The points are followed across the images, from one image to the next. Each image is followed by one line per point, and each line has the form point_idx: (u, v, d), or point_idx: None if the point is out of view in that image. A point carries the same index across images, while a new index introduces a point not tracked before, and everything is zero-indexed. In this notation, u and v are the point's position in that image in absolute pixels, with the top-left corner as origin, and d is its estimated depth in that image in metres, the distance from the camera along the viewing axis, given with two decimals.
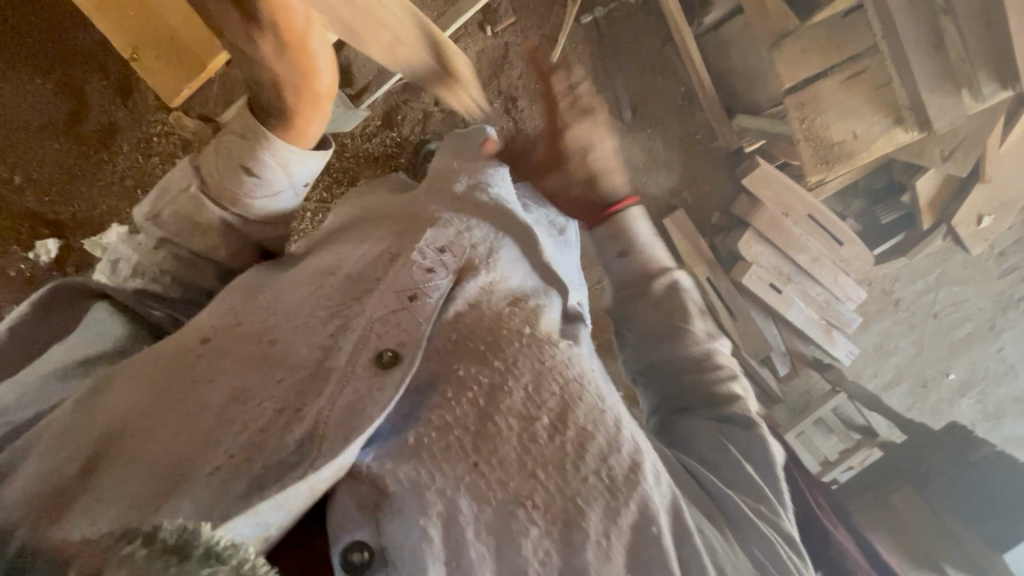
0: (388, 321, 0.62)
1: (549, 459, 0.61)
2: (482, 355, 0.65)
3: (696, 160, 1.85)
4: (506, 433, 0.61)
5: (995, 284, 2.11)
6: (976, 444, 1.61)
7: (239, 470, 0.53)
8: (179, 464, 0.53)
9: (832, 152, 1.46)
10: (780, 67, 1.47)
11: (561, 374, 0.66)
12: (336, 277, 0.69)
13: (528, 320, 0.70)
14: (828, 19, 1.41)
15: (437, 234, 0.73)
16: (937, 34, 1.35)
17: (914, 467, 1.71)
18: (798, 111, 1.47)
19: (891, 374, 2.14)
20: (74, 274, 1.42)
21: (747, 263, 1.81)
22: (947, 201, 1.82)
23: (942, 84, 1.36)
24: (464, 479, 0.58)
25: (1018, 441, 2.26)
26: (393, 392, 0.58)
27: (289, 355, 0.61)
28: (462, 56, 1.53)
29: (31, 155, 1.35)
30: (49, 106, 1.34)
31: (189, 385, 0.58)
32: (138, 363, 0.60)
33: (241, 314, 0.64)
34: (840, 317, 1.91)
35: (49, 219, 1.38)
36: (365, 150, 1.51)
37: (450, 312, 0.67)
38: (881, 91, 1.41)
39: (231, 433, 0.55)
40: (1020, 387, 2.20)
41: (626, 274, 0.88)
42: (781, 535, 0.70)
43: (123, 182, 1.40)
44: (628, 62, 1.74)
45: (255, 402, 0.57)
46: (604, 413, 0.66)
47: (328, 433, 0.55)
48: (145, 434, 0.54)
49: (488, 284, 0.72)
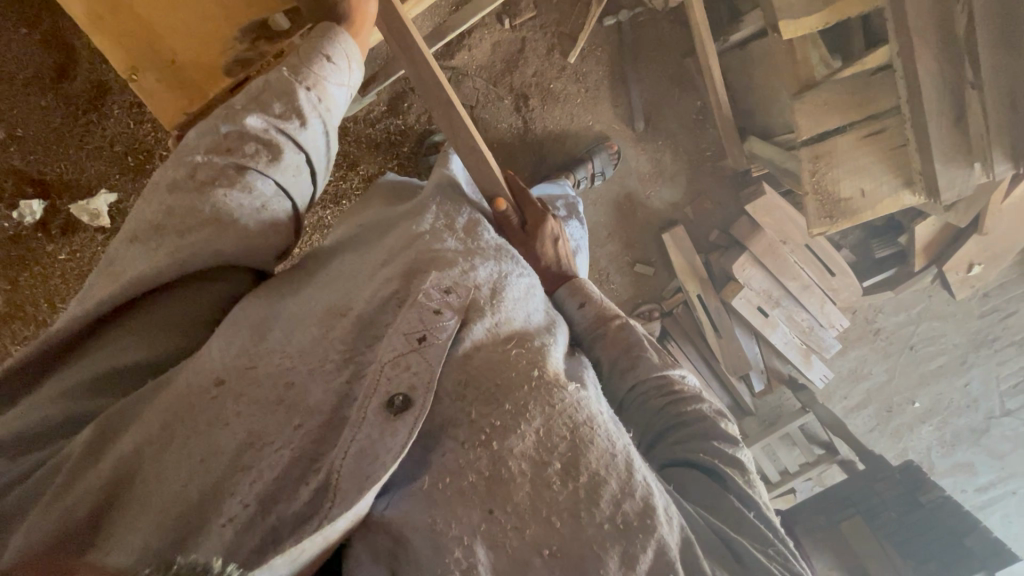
0: (398, 364, 0.65)
1: (563, 505, 0.63)
2: (491, 396, 0.67)
3: (702, 176, 1.88)
4: (515, 475, 0.64)
5: (973, 323, 2.17)
6: (926, 488, 1.85)
7: (253, 519, 0.57)
8: (189, 514, 0.56)
9: (838, 208, 1.53)
10: (799, 117, 1.49)
11: (570, 419, 0.68)
12: (347, 317, 0.70)
13: (534, 364, 0.71)
14: (857, 77, 1.44)
15: (441, 277, 0.74)
16: (959, 103, 1.30)
17: (866, 500, 1.89)
18: (811, 163, 1.52)
19: (860, 397, 2.25)
20: (60, 237, 1.39)
21: (739, 286, 1.85)
22: (943, 246, 1.85)
23: (955, 157, 1.35)
24: (478, 526, 0.61)
25: (966, 467, 2.39)
26: (405, 438, 0.61)
27: (304, 400, 0.64)
28: (478, 47, 1.54)
29: (15, 110, 1.29)
30: (35, 58, 1.27)
31: (204, 426, 0.61)
32: (157, 399, 0.63)
33: (256, 358, 0.65)
34: (819, 342, 1.95)
35: (35, 177, 1.34)
36: (367, 136, 1.51)
37: (459, 354, 0.69)
38: (896, 153, 1.45)
39: (246, 481, 0.58)
40: (977, 419, 2.31)
41: (589, 321, 0.93)
42: (781, 570, 0.72)
43: (114, 148, 1.37)
44: (647, 71, 1.74)
45: (271, 448, 0.60)
46: (616, 457, 0.67)
47: (341, 484, 0.59)
48: (158, 478, 0.58)
49: (494, 327, 0.73)
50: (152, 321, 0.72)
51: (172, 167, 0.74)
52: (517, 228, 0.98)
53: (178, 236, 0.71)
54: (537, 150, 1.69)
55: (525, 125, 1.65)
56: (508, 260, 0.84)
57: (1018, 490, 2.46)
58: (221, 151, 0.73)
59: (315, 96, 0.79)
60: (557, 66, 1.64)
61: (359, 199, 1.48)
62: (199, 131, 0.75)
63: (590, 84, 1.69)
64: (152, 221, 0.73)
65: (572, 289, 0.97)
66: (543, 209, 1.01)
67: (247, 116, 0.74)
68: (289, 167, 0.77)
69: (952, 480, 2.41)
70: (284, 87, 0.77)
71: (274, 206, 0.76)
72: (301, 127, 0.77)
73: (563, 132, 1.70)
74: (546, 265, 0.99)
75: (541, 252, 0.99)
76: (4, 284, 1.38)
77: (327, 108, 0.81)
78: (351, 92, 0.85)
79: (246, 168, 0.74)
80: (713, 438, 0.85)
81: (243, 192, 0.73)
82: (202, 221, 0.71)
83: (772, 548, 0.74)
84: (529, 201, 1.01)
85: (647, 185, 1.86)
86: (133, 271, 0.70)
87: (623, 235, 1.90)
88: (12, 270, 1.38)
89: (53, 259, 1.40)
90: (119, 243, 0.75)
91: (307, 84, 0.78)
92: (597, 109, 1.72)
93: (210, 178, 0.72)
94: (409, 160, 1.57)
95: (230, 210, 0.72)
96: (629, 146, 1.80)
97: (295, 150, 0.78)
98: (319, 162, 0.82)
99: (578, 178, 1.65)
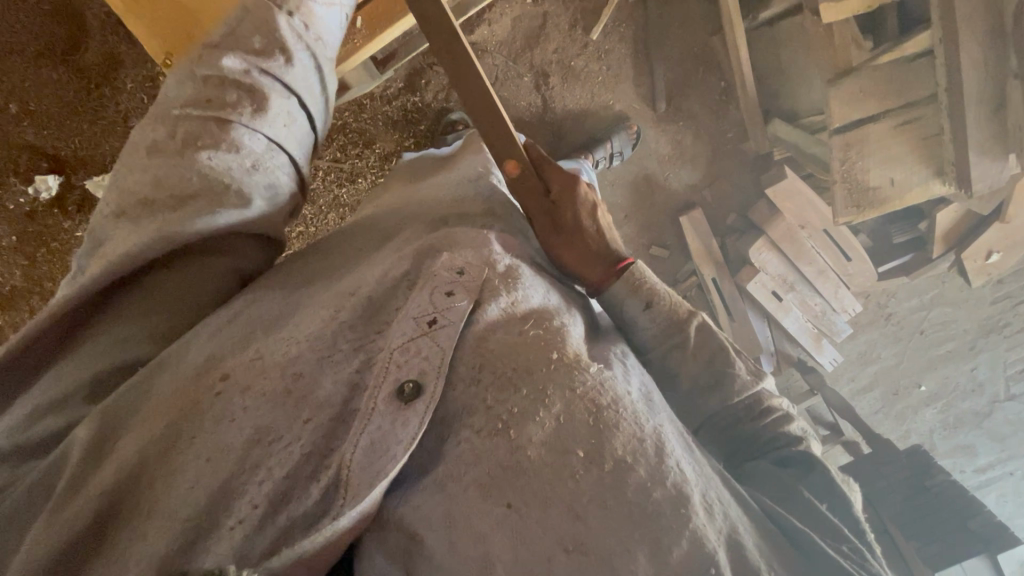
0: (407, 350, 0.64)
1: (589, 494, 0.60)
2: (507, 380, 0.65)
3: (720, 158, 1.91)
4: (534, 464, 0.61)
5: (985, 308, 2.21)
6: (932, 472, 1.87)
7: (262, 521, 0.54)
8: (195, 519, 0.53)
9: (865, 197, 1.55)
10: (834, 105, 1.48)
11: (592, 402, 0.64)
12: (356, 298, 0.69)
13: (553, 345, 0.68)
14: (895, 62, 1.43)
15: (454, 257, 0.73)
16: (1000, 95, 1.35)
17: (874, 482, 1.93)
18: (842, 152, 1.52)
19: (867, 380, 2.29)
20: (76, 214, 1.39)
21: (755, 270, 1.88)
22: (962, 233, 1.88)
23: (991, 147, 1.39)
24: (497, 520, 0.59)
25: (967, 449, 2.46)
26: (416, 427, 0.61)
27: (314, 392, 0.62)
28: (499, 23, 1.55)
29: (28, 84, 1.28)
30: (48, 30, 1.26)
31: (210, 426, 0.58)
32: (160, 391, 0.60)
33: (263, 351, 0.64)
34: (832, 326, 2.00)
35: (49, 153, 1.33)
36: (385, 113, 1.53)
37: (472, 336, 0.67)
38: (930, 142, 1.48)
39: (255, 480, 0.56)
40: (981, 404, 2.37)
41: (659, 329, 0.82)
42: (857, 566, 0.70)
43: (128, 124, 1.35)
44: (673, 50, 1.74)
45: (280, 444, 0.58)
46: (645, 441, 0.64)
47: (352, 480, 0.57)
48: (166, 481, 0.55)
49: (510, 307, 0.71)
50: (151, 306, 0.70)
51: (155, 125, 0.74)
52: (543, 198, 0.87)
53: (170, 209, 0.69)
54: (556, 129, 1.69)
55: (544, 103, 1.66)
56: (517, 242, 0.82)
57: (1016, 472, 2.52)
58: (201, 104, 0.73)
59: (298, 24, 0.79)
60: (580, 43, 1.64)
61: (377, 178, 1.52)
62: (178, 83, 0.76)
63: (612, 61, 1.70)
64: (139, 194, 0.70)
65: (631, 283, 0.83)
66: (572, 175, 0.89)
67: (223, 60, 0.74)
68: (278, 116, 0.76)
69: (951, 461, 2.46)
70: (265, 15, 0.77)
71: (267, 162, 0.75)
72: (286, 64, 0.77)
73: (583, 111, 1.70)
74: (587, 245, 0.87)
75: (575, 227, 0.87)
76: (22, 259, 1.39)
77: (316, 36, 0.82)
78: (342, 13, 0.87)
79: (229, 121, 0.73)
80: (790, 444, 0.81)
81: (231, 153, 0.72)
82: (191, 191, 0.69)
83: (841, 540, 0.73)
84: (547, 166, 0.89)
85: (667, 165, 1.88)
86: (128, 252, 0.66)
87: (639, 217, 1.93)
88: (29, 246, 1.38)
89: (70, 235, 1.40)
90: (106, 223, 0.71)
91: (287, 9, 0.78)
92: (618, 87, 1.73)
93: (193, 136, 0.71)
94: (426, 139, 1.59)
95: (218, 173, 0.70)
96: (650, 127, 1.81)
97: (281, 95, 0.76)
98: (313, 105, 0.82)
99: (596, 159, 1.66)
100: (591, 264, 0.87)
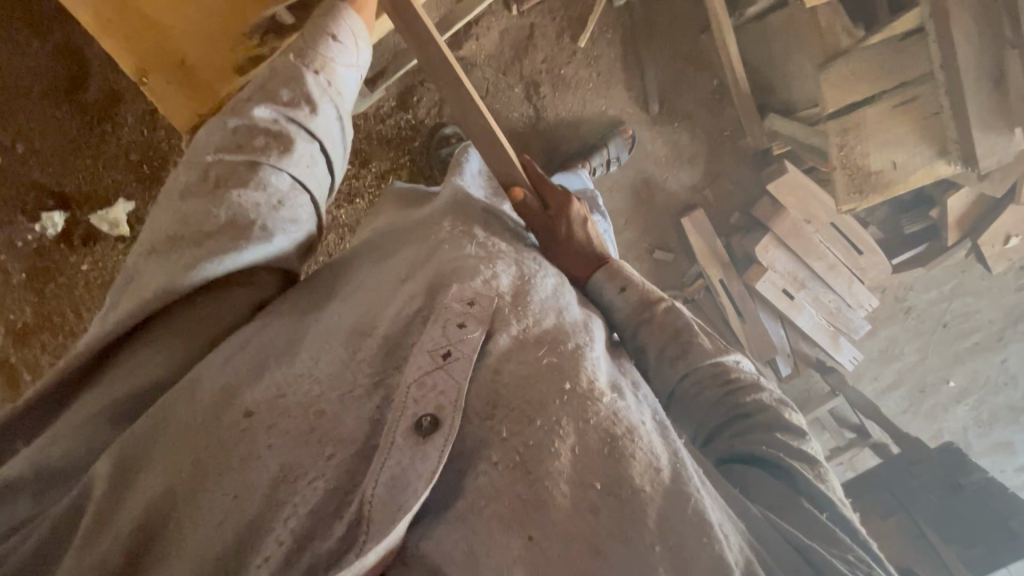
0: (424, 383, 0.60)
1: (610, 531, 0.56)
2: (522, 414, 0.61)
3: (720, 158, 1.89)
4: (559, 498, 0.57)
5: (1009, 297, 2.13)
6: (968, 470, 1.76)
7: (286, 561, 0.52)
8: (223, 559, 0.51)
9: (867, 182, 1.51)
10: (826, 90, 1.46)
11: (606, 433, 0.61)
12: (373, 339, 0.65)
13: (567, 374, 0.64)
14: (887, 41, 1.41)
15: (464, 287, 0.69)
16: (998, 66, 1.34)
17: (904, 483, 1.86)
18: (840, 136, 1.49)
19: (891, 378, 2.21)
20: (81, 248, 1.41)
21: (763, 268, 1.84)
22: (976, 218, 1.83)
23: (995, 122, 1.37)
24: (517, 554, 0.54)
25: (1004, 445, 2.35)
26: (435, 461, 0.56)
27: (336, 428, 0.58)
28: (486, 36, 1.57)
29: (32, 124, 1.32)
30: (50, 71, 1.31)
31: (237, 461, 0.56)
32: (180, 421, 0.58)
33: (284, 387, 0.61)
34: (849, 323, 1.95)
35: (54, 190, 1.36)
36: (378, 132, 1.55)
37: (486, 369, 0.63)
38: (929, 121, 1.45)
39: (280, 518, 0.53)
40: (1016, 397, 2.27)
41: (630, 307, 0.84)
42: None
43: (129, 156, 1.38)
44: (661, 51, 1.74)
45: (305, 480, 0.55)
46: (661, 473, 0.59)
47: (374, 515, 0.54)
48: (192, 519, 0.53)
49: (520, 335, 0.67)
50: (172, 334, 0.67)
51: (186, 171, 0.73)
52: (538, 209, 0.93)
53: (196, 245, 0.67)
54: (551, 138, 1.70)
55: (536, 113, 1.67)
56: (530, 261, 0.80)
57: None
58: (232, 149, 0.72)
59: (324, 81, 0.79)
60: (568, 50, 1.65)
61: (373, 197, 1.53)
62: (207, 132, 0.74)
63: (602, 67, 1.70)
64: (168, 231, 0.69)
65: (609, 272, 0.87)
66: (565, 193, 0.95)
67: (254, 109, 0.74)
68: (303, 158, 0.75)
69: (989, 459, 2.36)
70: (292, 72, 0.77)
71: (292, 201, 0.74)
72: (311, 113, 0.77)
73: (576, 118, 1.71)
74: (576, 249, 0.90)
75: (567, 234, 0.91)
76: (30, 295, 1.40)
77: (338, 91, 0.82)
78: (359, 74, 0.86)
79: (259, 163, 0.72)
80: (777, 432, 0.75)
81: (259, 191, 0.71)
82: (216, 226, 0.68)
83: (847, 551, 0.65)
84: (544, 183, 0.96)
85: (665, 168, 1.86)
86: (148, 290, 0.66)
87: (640, 221, 1.91)
88: (37, 283, 1.40)
89: (76, 269, 1.41)
90: (137, 257, 0.70)
91: (315, 67, 0.79)
92: (610, 92, 1.73)
93: (223, 179, 0.71)
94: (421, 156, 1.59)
95: (245, 211, 0.69)
96: (645, 130, 1.80)
97: (307, 141, 0.76)
98: (335, 149, 0.81)
99: (593, 166, 1.64)
100: (576, 262, 0.90)
